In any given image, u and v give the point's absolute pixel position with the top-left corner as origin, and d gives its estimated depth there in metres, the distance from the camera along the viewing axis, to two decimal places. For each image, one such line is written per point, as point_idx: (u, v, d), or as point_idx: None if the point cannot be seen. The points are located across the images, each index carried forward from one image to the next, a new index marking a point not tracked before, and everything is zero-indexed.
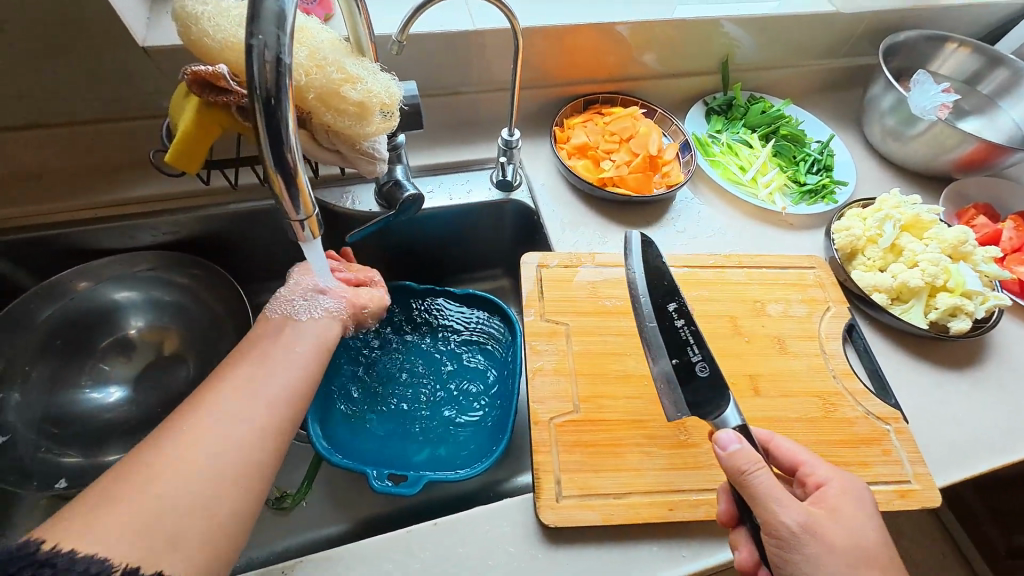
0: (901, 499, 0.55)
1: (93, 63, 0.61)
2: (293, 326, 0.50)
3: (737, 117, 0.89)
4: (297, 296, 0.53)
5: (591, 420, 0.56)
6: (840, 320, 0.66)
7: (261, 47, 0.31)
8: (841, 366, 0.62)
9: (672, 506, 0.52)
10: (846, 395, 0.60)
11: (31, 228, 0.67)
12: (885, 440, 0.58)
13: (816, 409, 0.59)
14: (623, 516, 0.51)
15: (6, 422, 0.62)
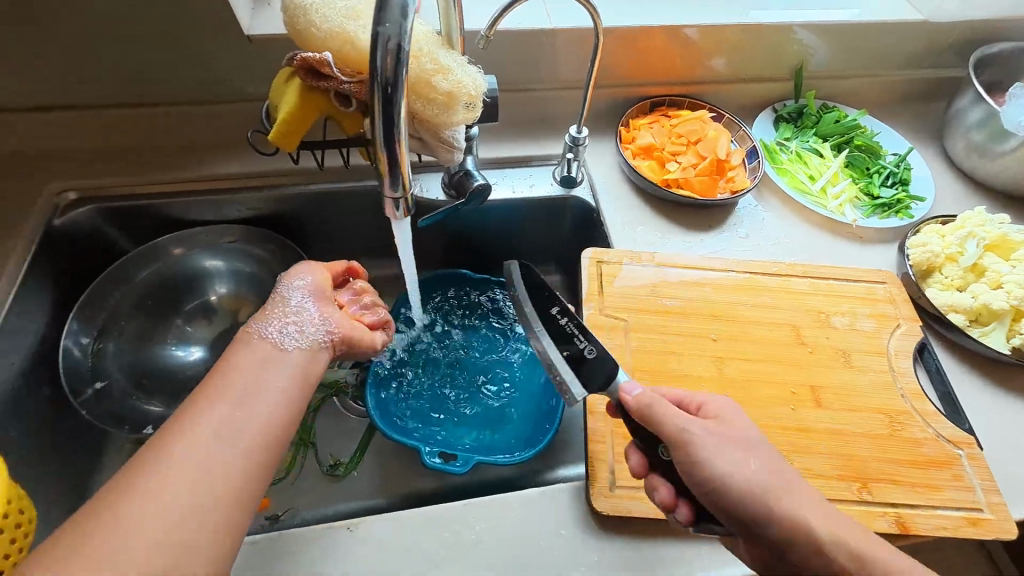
0: (970, 527, 0.52)
1: (205, 49, 0.67)
2: (277, 354, 0.48)
3: (808, 125, 0.86)
4: (283, 322, 0.51)
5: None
6: (911, 338, 0.64)
7: (387, 35, 0.34)
8: (910, 385, 0.60)
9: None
10: (915, 415, 0.58)
11: (134, 196, 0.73)
12: (957, 465, 0.55)
13: (881, 426, 0.57)
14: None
15: (104, 368, 0.69)
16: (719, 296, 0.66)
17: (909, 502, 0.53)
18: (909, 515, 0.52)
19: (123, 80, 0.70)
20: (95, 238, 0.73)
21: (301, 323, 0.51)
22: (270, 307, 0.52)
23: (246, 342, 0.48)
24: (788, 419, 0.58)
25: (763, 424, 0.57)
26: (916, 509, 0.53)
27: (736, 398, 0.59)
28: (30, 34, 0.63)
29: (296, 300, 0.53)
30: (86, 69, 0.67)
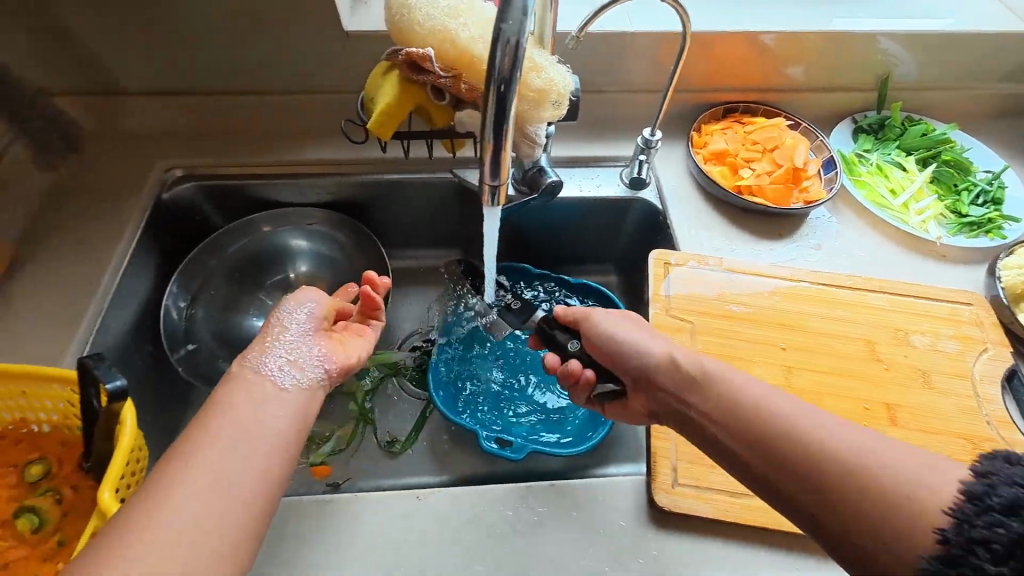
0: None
1: (307, 43, 0.73)
2: (274, 393, 0.47)
3: (890, 137, 0.83)
4: (278, 355, 0.49)
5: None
6: (999, 364, 0.61)
7: (509, 31, 0.36)
8: (997, 413, 0.58)
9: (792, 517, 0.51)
10: (1000, 444, 0.56)
11: (230, 175, 0.79)
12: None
13: (962, 451, 0.55)
14: (738, 515, 0.51)
15: (195, 331, 0.75)
16: (790, 306, 0.65)
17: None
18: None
19: (232, 69, 0.76)
20: (194, 213, 0.80)
21: (297, 356, 0.50)
22: (263, 338, 0.51)
23: (239, 375, 0.47)
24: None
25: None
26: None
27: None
28: (159, 25, 0.69)
29: (292, 331, 0.52)
30: (201, 58, 0.74)
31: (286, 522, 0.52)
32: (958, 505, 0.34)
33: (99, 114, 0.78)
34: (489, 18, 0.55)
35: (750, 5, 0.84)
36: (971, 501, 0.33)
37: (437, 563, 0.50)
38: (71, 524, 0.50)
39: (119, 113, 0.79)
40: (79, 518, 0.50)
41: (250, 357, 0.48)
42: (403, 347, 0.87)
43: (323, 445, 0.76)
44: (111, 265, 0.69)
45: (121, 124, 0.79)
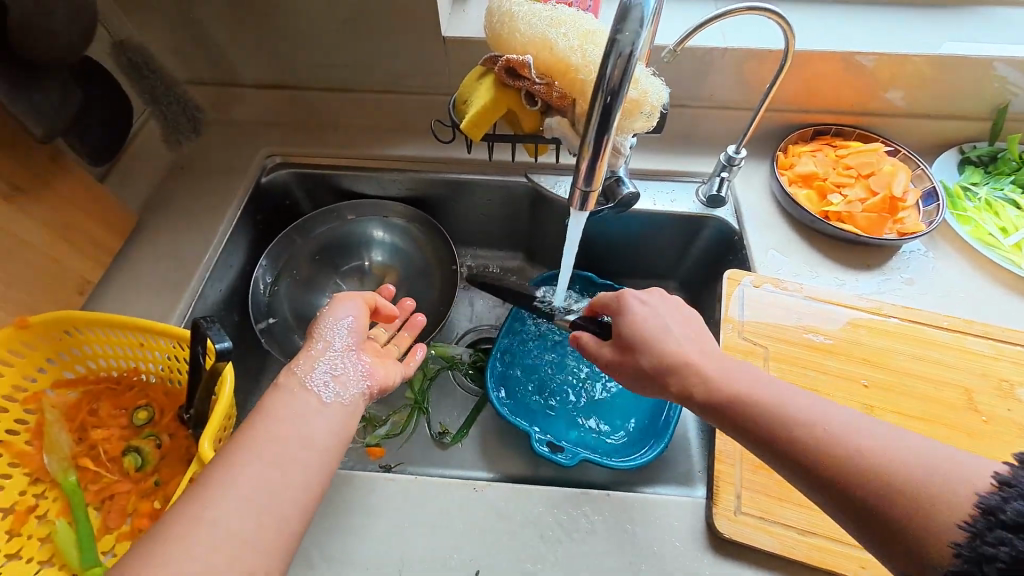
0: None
1: (406, 47, 0.77)
2: (317, 406, 0.49)
3: (1004, 171, 0.77)
4: (322, 370, 0.51)
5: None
6: None
7: (624, 43, 0.37)
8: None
9: (866, 564, 0.48)
10: None
11: (321, 165, 0.85)
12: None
13: None
14: (805, 554, 0.48)
15: (276, 306, 0.81)
16: (876, 341, 0.61)
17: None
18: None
19: (335, 67, 0.81)
20: (286, 198, 0.87)
21: (340, 370, 0.52)
22: (309, 350, 0.53)
23: (286, 386, 0.49)
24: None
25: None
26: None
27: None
28: (279, 25, 0.76)
29: (336, 344, 0.54)
30: (310, 56, 0.80)
31: (347, 495, 0.54)
32: (973, 519, 0.31)
33: (216, 102, 0.87)
34: (589, 29, 0.56)
35: (854, 24, 0.80)
36: (984, 516, 0.31)
37: (488, 554, 0.51)
38: (167, 467, 0.55)
39: (232, 102, 0.87)
40: (174, 462, 0.56)
41: (298, 368, 0.51)
42: (461, 342, 0.89)
43: (378, 427, 0.79)
44: (215, 240, 0.76)
45: (232, 113, 0.87)
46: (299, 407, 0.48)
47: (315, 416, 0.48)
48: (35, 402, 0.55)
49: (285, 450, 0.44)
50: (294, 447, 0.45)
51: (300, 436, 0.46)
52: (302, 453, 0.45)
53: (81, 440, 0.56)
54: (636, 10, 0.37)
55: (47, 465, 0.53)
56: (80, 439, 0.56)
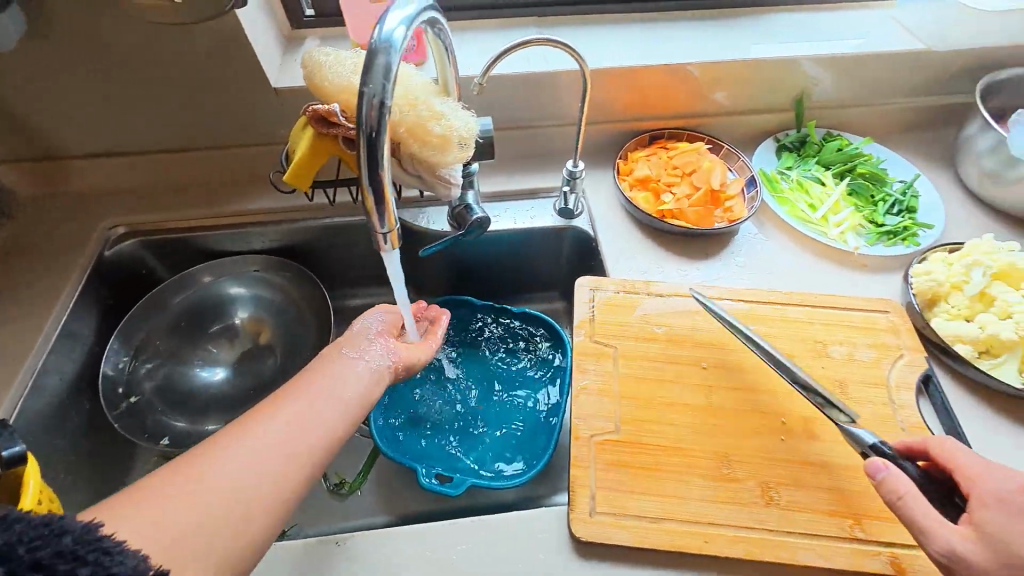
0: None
1: (239, 101, 0.76)
2: (349, 372, 0.53)
3: (810, 153, 0.87)
4: (357, 344, 0.57)
5: (637, 442, 0.57)
6: (915, 369, 0.62)
7: (371, 94, 0.39)
8: (912, 420, 0.59)
9: (708, 539, 0.51)
10: None
11: (172, 230, 0.81)
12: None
13: None
14: (656, 541, 0.51)
15: (139, 385, 0.77)
16: (712, 324, 0.67)
17: (906, 541, 0.51)
18: (905, 554, 0.50)
19: (169, 127, 0.78)
20: (139, 267, 0.82)
21: (369, 345, 0.57)
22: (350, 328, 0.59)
23: (327, 351, 0.55)
24: (778, 450, 0.56)
25: (752, 456, 0.56)
26: (916, 549, 0.50)
27: (726, 428, 0.58)
28: (94, 93, 0.72)
29: (371, 327, 0.60)
30: (137, 119, 0.77)
31: None
32: None
33: (43, 177, 0.81)
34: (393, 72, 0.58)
35: (668, 37, 0.88)
36: None
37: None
38: None
39: (61, 175, 0.81)
40: None
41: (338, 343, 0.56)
42: None
43: None
44: (48, 326, 0.71)
45: (64, 185, 0.81)
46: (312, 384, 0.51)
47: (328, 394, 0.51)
48: None
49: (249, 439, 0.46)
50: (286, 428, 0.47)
51: (304, 417, 0.48)
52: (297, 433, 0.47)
53: None
54: (380, 58, 0.39)
55: None
56: None
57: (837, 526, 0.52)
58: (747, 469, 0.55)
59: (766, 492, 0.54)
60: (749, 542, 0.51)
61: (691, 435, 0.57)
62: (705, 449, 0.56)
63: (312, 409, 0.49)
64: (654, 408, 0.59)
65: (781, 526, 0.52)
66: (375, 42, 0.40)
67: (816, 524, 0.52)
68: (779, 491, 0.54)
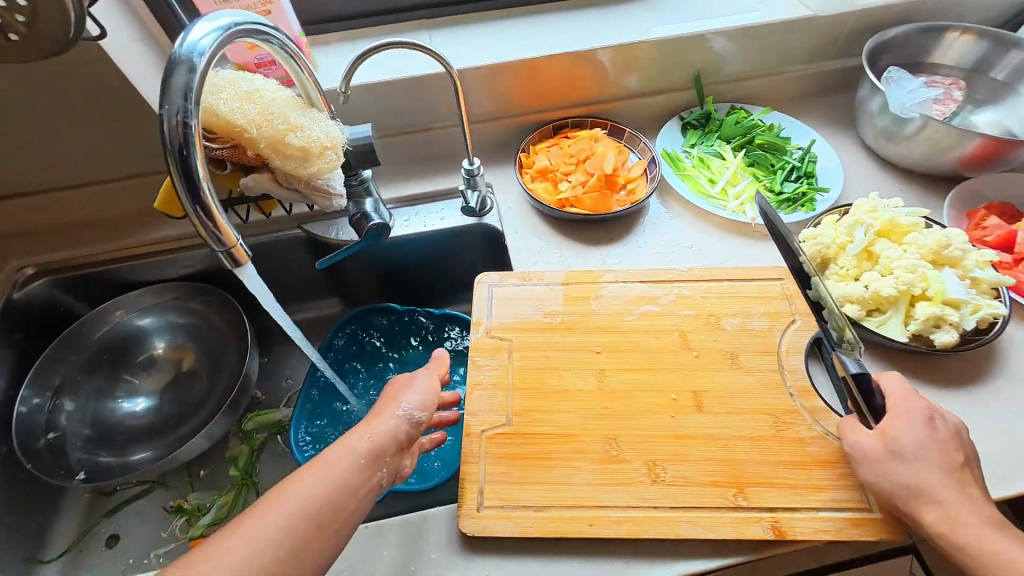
0: (855, 528, 0.51)
1: (129, 131, 0.76)
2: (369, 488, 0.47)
3: (712, 129, 0.87)
4: (382, 454, 0.50)
5: (527, 432, 0.57)
6: (804, 334, 0.63)
7: (170, 113, 0.39)
8: (800, 383, 0.59)
9: (592, 522, 0.51)
10: (803, 414, 0.57)
11: (86, 265, 0.82)
12: (844, 463, 0.54)
13: (767, 428, 0.56)
14: (539, 529, 0.51)
15: (59, 424, 0.77)
16: (607, 309, 0.67)
17: (788, 504, 0.52)
18: (786, 519, 0.51)
19: (67, 165, 0.79)
20: (56, 306, 0.82)
21: (388, 463, 0.50)
22: (378, 425, 0.51)
23: (343, 454, 0.48)
24: (666, 427, 0.57)
25: (640, 436, 0.56)
26: (797, 512, 0.51)
27: (616, 410, 0.58)
28: None
29: (401, 433, 0.52)
30: (28, 160, 0.76)
31: None
32: None
33: None
34: (249, 89, 0.58)
35: (561, 27, 0.89)
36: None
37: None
38: None
39: None
40: None
41: (359, 446, 0.49)
42: (287, 405, 0.87)
43: (202, 518, 0.74)
44: None
45: None
46: (326, 470, 0.46)
47: (345, 482, 0.46)
48: None
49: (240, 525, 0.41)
50: (294, 513, 0.42)
51: (316, 506, 0.44)
52: (309, 524, 0.43)
53: None
54: (178, 76, 0.39)
55: None
56: None
57: (721, 497, 0.52)
58: (634, 449, 0.55)
59: (653, 469, 0.54)
60: (634, 521, 0.51)
61: (581, 421, 0.58)
62: (592, 433, 0.57)
63: (330, 488, 0.45)
64: (545, 398, 0.59)
65: (666, 503, 0.52)
66: (172, 61, 0.40)
67: (700, 497, 0.52)
68: (665, 467, 0.54)
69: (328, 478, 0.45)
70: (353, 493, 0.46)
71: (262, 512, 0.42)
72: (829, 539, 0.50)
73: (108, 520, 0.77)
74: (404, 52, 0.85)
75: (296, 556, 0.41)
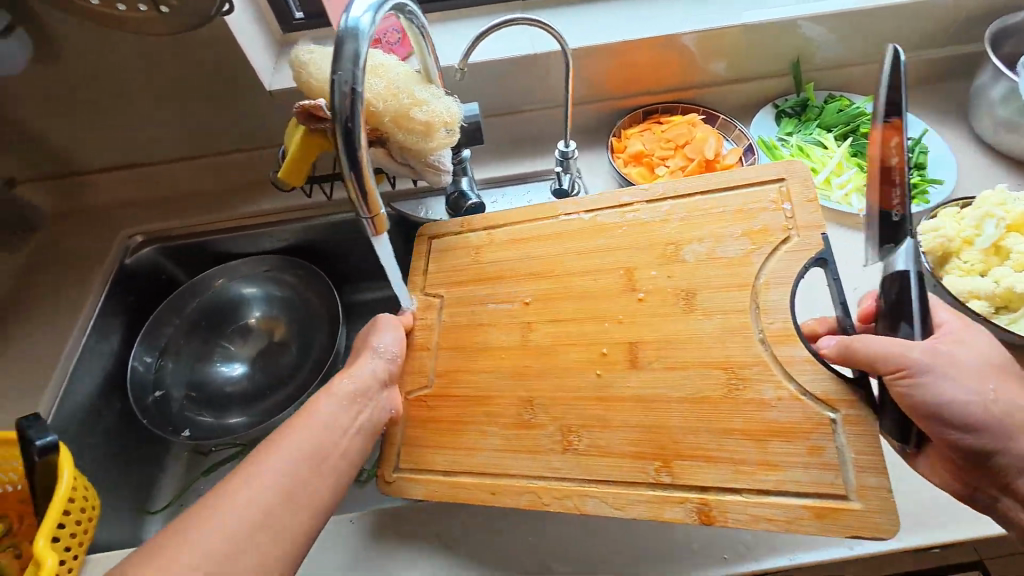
0: (815, 520, 0.46)
1: (235, 106, 0.78)
2: (351, 429, 0.49)
3: (811, 117, 0.84)
4: (348, 385, 0.52)
5: (450, 394, 0.58)
6: (797, 256, 0.54)
7: (342, 80, 0.40)
8: (774, 328, 0.52)
9: (489, 489, 0.53)
10: (773, 364, 0.51)
11: (188, 235, 0.86)
12: (818, 434, 0.48)
13: (717, 387, 0.51)
14: (442, 491, 0.55)
15: (164, 384, 0.81)
16: (553, 251, 0.62)
17: (728, 486, 0.48)
18: (716, 503, 0.48)
19: (176, 138, 0.82)
20: (160, 273, 0.87)
21: (372, 400, 0.53)
22: (356, 370, 0.54)
23: (331, 398, 0.50)
24: (590, 387, 0.55)
25: (558, 399, 0.55)
26: (735, 496, 0.48)
27: (537, 369, 0.57)
28: (102, 110, 0.76)
29: (379, 371, 0.55)
30: (142, 132, 0.80)
31: None
32: None
33: (62, 193, 0.85)
34: (374, 63, 0.59)
35: (656, 10, 0.87)
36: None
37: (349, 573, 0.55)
38: None
39: (81, 189, 0.85)
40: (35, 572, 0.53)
41: (339, 390, 0.51)
42: None
43: None
44: (75, 332, 0.75)
45: (82, 200, 0.85)
46: (314, 417, 0.47)
47: (334, 423, 0.48)
48: None
49: (246, 473, 0.42)
50: (294, 454, 0.44)
51: (309, 452, 0.45)
52: (305, 463, 0.44)
53: None
54: (349, 44, 0.40)
55: None
56: None
57: (642, 471, 0.50)
58: (548, 413, 0.55)
59: (566, 436, 0.53)
60: (534, 492, 0.52)
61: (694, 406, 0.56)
62: (508, 395, 0.56)
63: (319, 435, 0.46)
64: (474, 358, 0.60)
65: (578, 474, 0.52)
66: (343, 31, 0.41)
67: (617, 468, 0.51)
68: (581, 434, 0.53)
69: (316, 425, 0.47)
70: (345, 431, 0.48)
71: (260, 461, 0.43)
72: (776, 528, 0.46)
73: (206, 478, 0.80)
74: (509, 31, 0.84)
75: (301, 489, 0.43)
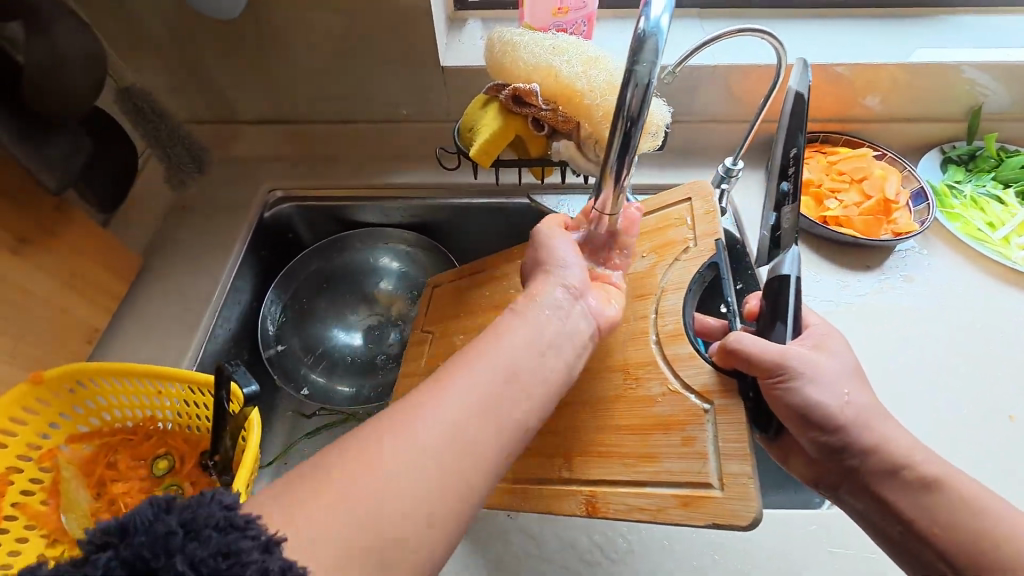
0: (681, 509, 0.45)
1: (401, 77, 0.78)
2: (544, 345, 0.44)
3: (984, 169, 0.80)
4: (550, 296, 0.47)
5: None
6: (690, 266, 0.53)
7: (639, 75, 0.38)
8: (667, 329, 0.51)
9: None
10: (659, 364, 0.50)
11: (323, 198, 0.84)
12: (692, 425, 0.47)
13: (613, 388, 0.51)
14: None
15: (286, 338, 0.80)
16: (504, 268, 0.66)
17: (612, 478, 0.48)
18: (602, 494, 0.48)
19: (332, 101, 0.82)
20: (288, 231, 0.86)
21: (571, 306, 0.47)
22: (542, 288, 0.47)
23: (522, 323, 0.44)
24: None
25: None
26: (618, 487, 0.48)
27: None
28: (274, 62, 0.77)
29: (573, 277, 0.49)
30: (303, 89, 0.80)
31: None
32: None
33: (216, 139, 0.86)
34: (591, 55, 0.58)
35: (834, 36, 0.83)
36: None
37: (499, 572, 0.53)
38: None
39: (230, 139, 0.86)
40: None
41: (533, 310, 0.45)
42: None
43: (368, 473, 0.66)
44: (222, 279, 0.74)
45: (232, 149, 0.86)
46: (504, 338, 0.42)
47: (525, 342, 0.43)
48: (50, 459, 0.55)
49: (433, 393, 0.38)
50: (475, 399, 0.38)
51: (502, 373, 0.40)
52: (493, 397, 0.39)
53: (101, 495, 0.56)
54: (651, 41, 0.37)
55: (66, 524, 0.52)
56: (99, 494, 0.56)
57: (545, 468, 0.51)
58: None
59: None
60: None
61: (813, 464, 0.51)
62: None
63: (510, 352, 0.42)
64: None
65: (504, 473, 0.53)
66: (645, 23, 0.37)
67: (535, 466, 0.52)
68: None
69: (506, 344, 0.42)
70: (539, 351, 0.43)
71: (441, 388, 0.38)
72: (646, 517, 0.46)
73: (308, 440, 0.78)
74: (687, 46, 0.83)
75: (497, 419, 0.38)
